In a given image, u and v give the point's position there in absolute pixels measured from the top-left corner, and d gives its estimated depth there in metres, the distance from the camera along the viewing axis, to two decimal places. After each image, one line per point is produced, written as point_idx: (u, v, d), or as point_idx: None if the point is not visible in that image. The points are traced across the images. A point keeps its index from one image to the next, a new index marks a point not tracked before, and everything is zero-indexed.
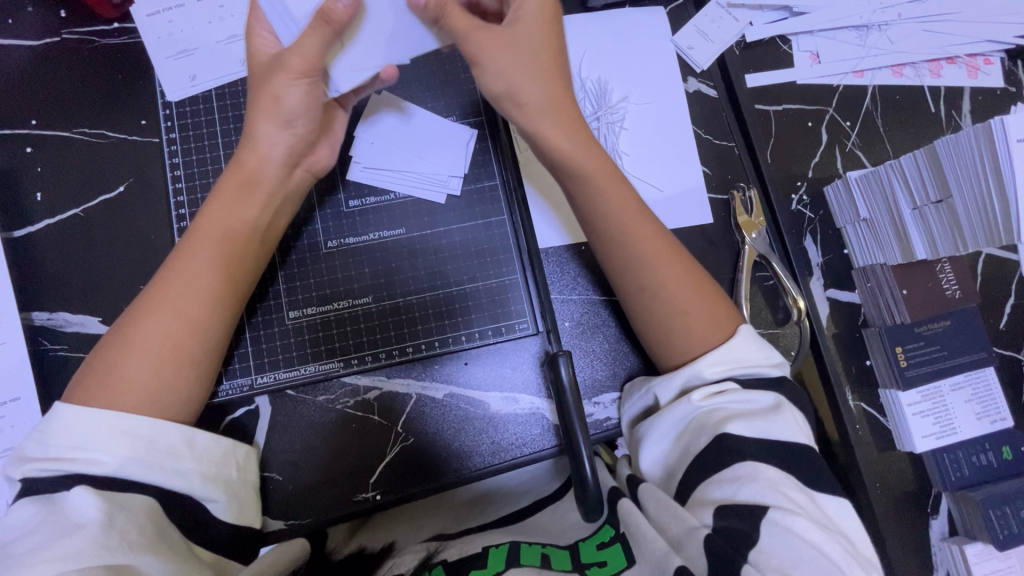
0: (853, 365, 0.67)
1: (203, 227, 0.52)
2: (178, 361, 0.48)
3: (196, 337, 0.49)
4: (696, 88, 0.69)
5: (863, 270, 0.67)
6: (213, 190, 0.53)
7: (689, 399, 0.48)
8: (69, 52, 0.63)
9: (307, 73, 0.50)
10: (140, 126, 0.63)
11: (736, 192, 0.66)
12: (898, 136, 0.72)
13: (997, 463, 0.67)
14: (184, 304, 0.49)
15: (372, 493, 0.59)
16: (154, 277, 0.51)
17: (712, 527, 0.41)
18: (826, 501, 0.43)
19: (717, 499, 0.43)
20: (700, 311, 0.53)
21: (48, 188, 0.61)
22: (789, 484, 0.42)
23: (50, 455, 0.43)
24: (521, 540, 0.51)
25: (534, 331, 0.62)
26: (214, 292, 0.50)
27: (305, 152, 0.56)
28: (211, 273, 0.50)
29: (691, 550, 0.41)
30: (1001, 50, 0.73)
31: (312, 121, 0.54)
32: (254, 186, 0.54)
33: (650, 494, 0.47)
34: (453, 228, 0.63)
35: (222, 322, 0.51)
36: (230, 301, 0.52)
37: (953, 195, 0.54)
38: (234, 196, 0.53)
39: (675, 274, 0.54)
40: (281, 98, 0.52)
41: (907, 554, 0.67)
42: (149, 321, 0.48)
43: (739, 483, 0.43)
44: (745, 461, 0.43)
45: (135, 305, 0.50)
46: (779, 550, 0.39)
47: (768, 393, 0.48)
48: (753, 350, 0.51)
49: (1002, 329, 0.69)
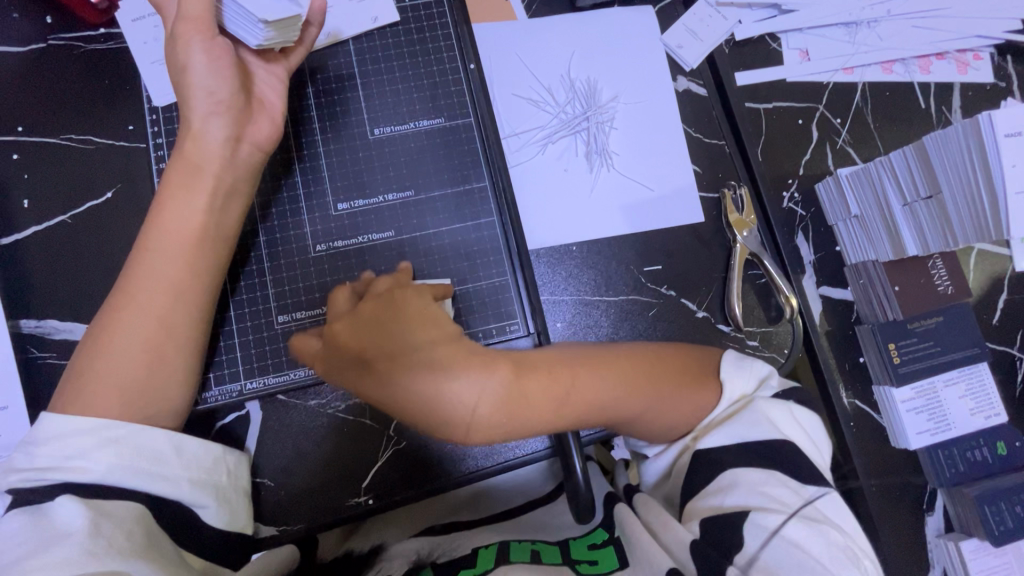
0: (846, 362, 0.67)
1: (157, 221, 0.51)
2: (150, 361, 0.48)
3: (165, 335, 0.49)
4: (686, 87, 0.69)
5: (855, 268, 0.66)
6: (164, 182, 0.52)
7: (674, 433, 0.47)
8: (55, 58, 0.63)
9: (210, 31, 0.51)
10: (127, 131, 0.62)
11: (727, 190, 0.66)
12: (889, 133, 0.72)
13: (993, 459, 0.67)
14: (145, 301, 0.49)
15: (365, 498, 0.58)
16: (121, 278, 0.51)
17: (698, 535, 0.41)
18: (815, 494, 0.42)
19: (704, 509, 0.43)
20: (673, 393, 0.46)
21: (35, 194, 0.61)
22: (774, 484, 0.42)
23: (34, 464, 0.43)
24: (511, 538, 0.51)
25: (525, 333, 0.61)
26: (173, 285, 0.50)
27: (245, 125, 0.54)
28: (168, 268, 0.50)
29: (679, 554, 0.41)
30: (990, 45, 0.73)
31: (231, 84, 0.52)
32: (199, 168, 0.52)
33: (643, 502, 0.48)
34: (443, 230, 0.62)
35: (186, 317, 0.50)
36: (194, 295, 0.51)
37: (942, 190, 0.54)
38: (182, 184, 0.52)
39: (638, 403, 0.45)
40: (188, 67, 0.51)
41: (904, 552, 0.67)
42: (116, 322, 0.48)
43: (722, 493, 0.43)
44: (728, 469, 0.44)
45: (107, 307, 0.50)
46: (764, 552, 0.39)
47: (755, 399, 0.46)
48: (738, 377, 0.48)
49: (996, 324, 0.69)
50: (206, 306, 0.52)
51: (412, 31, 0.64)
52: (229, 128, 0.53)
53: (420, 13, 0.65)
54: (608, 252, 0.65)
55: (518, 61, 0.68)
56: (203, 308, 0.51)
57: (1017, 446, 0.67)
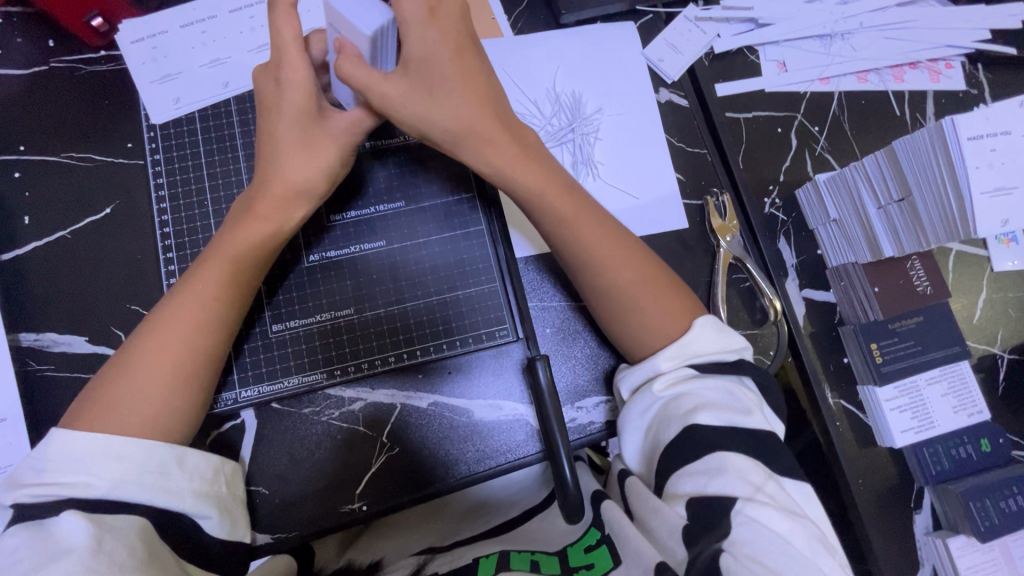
0: (831, 363, 0.69)
1: (215, 256, 0.53)
2: (180, 376, 0.49)
3: (198, 359, 0.51)
4: (668, 99, 0.71)
5: (836, 270, 0.68)
6: (246, 212, 0.54)
7: (652, 391, 0.50)
8: (55, 79, 0.65)
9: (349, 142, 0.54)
10: (127, 149, 0.64)
11: (710, 197, 0.68)
12: (866, 139, 0.74)
13: (977, 456, 0.67)
14: (185, 325, 0.50)
15: (359, 504, 0.59)
16: (159, 300, 0.52)
17: (687, 519, 0.42)
18: (790, 484, 0.44)
19: (688, 493, 0.43)
20: (653, 303, 0.54)
21: (35, 211, 0.63)
22: (755, 471, 0.43)
23: (42, 480, 0.43)
24: (511, 549, 0.53)
25: (515, 338, 0.63)
26: (215, 315, 0.52)
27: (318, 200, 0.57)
28: (213, 298, 0.52)
29: (670, 541, 0.42)
30: (961, 54, 0.75)
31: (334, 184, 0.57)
32: (272, 215, 0.54)
33: (636, 491, 0.49)
34: (433, 240, 0.64)
35: (219, 341, 0.52)
36: (225, 325, 0.53)
37: (912, 193, 0.56)
38: (252, 225, 0.54)
39: (639, 280, 0.54)
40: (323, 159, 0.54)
41: (893, 550, 0.67)
42: (149, 341, 0.49)
43: (708, 475, 0.43)
44: (716, 452, 0.43)
45: (140, 327, 0.51)
46: (751, 539, 0.39)
47: (722, 377, 0.49)
48: (711, 340, 0.52)
49: (974, 323, 0.70)
50: (232, 329, 0.54)
51: None
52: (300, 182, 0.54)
53: None
54: None
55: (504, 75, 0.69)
56: (232, 333, 0.54)
57: (1000, 443, 0.67)
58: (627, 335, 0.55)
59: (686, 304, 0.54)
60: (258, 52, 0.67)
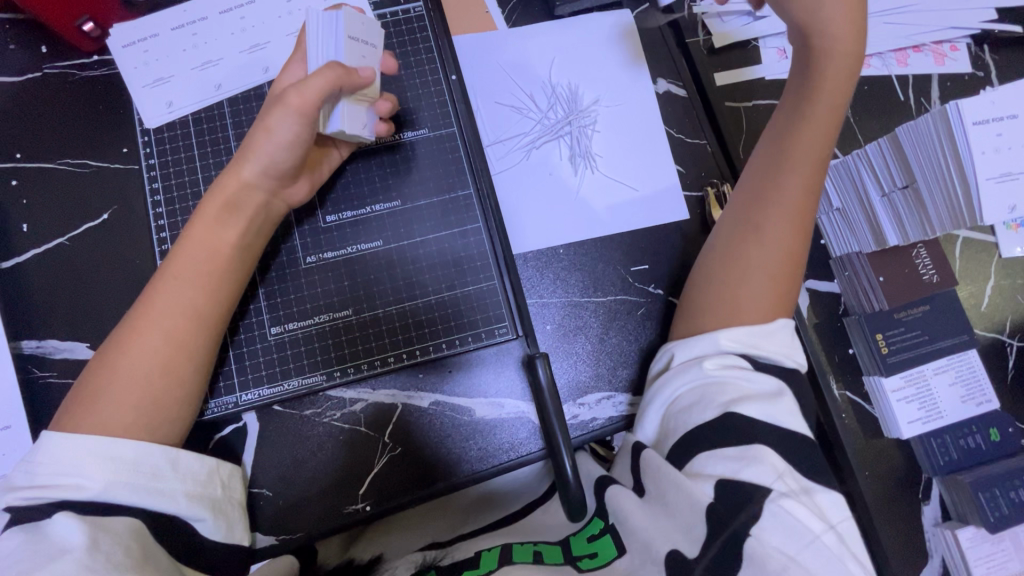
0: (836, 353, 0.68)
1: (181, 252, 0.53)
2: (166, 382, 0.49)
3: (184, 356, 0.51)
4: (666, 89, 0.71)
5: (840, 259, 0.67)
6: (198, 210, 0.54)
7: (702, 367, 0.49)
8: (50, 85, 0.65)
9: (304, 116, 0.50)
10: (123, 153, 0.64)
11: (711, 188, 0.68)
12: (869, 126, 0.72)
13: (986, 446, 0.66)
14: (167, 321, 0.50)
15: (362, 505, 0.59)
16: (138, 300, 0.52)
17: (713, 497, 0.42)
18: (814, 489, 0.42)
19: (717, 475, 0.43)
20: (774, 283, 0.53)
21: (34, 219, 0.63)
22: (788, 472, 0.42)
23: (36, 483, 0.44)
24: (513, 541, 0.53)
25: (514, 336, 0.62)
26: (196, 310, 0.51)
27: (284, 188, 0.57)
28: (191, 294, 0.51)
29: (690, 517, 0.42)
30: (967, 36, 0.74)
31: (295, 161, 0.54)
32: (237, 205, 0.54)
33: (648, 466, 0.47)
34: (430, 237, 0.64)
35: (204, 341, 0.52)
36: (212, 321, 0.52)
37: (917, 180, 0.55)
38: (216, 216, 0.53)
39: (772, 251, 0.53)
40: (272, 132, 0.52)
41: (902, 542, 0.66)
42: (131, 340, 0.50)
43: (741, 462, 0.43)
44: (756, 443, 0.43)
45: (121, 326, 0.51)
46: (767, 528, 0.40)
47: (771, 378, 0.48)
48: (779, 340, 0.50)
49: (983, 310, 0.69)
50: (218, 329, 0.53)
51: (394, 46, 0.67)
52: (274, 184, 0.55)
53: (401, 29, 0.67)
54: (595, 253, 0.66)
55: (500, 70, 0.70)
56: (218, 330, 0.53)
57: (1010, 432, 0.67)
58: (747, 279, 0.52)
59: (783, 300, 0.53)
60: (250, 53, 0.66)
